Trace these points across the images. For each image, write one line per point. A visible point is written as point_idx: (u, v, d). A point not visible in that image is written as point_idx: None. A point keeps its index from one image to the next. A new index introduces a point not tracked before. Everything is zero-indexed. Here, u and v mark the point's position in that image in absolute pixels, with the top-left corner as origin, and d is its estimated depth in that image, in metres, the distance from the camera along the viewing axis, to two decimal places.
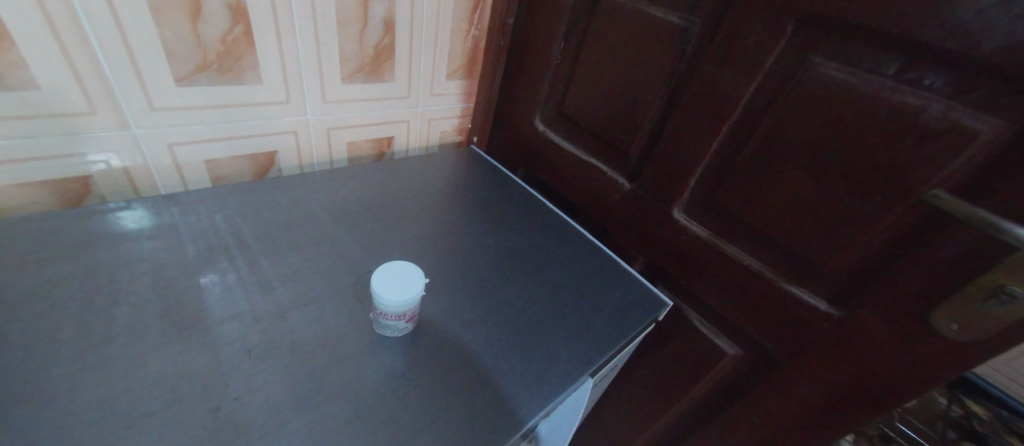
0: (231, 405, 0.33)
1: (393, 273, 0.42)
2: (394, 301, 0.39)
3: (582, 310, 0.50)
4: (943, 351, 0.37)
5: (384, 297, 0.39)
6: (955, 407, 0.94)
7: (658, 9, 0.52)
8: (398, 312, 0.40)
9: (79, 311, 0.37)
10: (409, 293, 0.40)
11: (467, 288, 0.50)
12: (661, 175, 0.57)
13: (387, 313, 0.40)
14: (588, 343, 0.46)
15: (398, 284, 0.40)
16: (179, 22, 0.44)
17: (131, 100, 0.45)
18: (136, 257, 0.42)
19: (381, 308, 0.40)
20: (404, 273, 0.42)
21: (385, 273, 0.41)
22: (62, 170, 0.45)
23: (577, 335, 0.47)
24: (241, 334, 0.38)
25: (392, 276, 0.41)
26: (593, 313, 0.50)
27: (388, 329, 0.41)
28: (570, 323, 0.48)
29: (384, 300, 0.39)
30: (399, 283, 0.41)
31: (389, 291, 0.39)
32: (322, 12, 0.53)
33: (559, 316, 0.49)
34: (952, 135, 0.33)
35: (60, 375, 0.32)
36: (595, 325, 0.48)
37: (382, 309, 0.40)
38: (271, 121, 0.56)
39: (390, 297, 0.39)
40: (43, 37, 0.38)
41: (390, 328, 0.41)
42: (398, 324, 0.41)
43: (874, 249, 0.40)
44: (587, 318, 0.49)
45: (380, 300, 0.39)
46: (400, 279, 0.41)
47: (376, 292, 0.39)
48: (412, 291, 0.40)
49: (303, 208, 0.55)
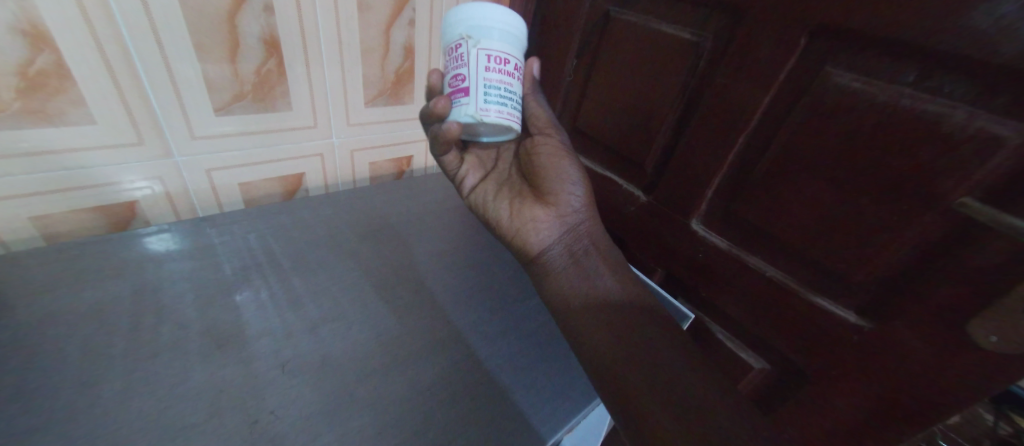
0: (267, 418, 0.35)
1: (494, 15, 0.41)
2: (452, 19, 0.42)
3: (536, 158, 0.55)
4: (982, 363, 0.35)
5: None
6: (1004, 426, 0.90)
7: (669, 25, 0.53)
8: (446, 33, 0.43)
9: (128, 328, 0.39)
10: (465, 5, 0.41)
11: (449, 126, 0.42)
12: (678, 187, 0.57)
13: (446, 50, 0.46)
14: (512, 206, 0.55)
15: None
16: (219, 56, 0.47)
17: (176, 131, 0.48)
18: (178, 277, 0.45)
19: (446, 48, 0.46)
20: (486, 27, 0.41)
21: (496, 17, 0.41)
22: (110, 197, 0.48)
23: (506, 192, 0.57)
24: (275, 350, 0.40)
25: (500, 18, 0.41)
26: (547, 164, 0.54)
27: (440, 107, 0.43)
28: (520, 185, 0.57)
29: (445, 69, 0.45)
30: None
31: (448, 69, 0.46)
32: (347, 41, 0.56)
33: (502, 177, 0.59)
34: (978, 141, 0.33)
35: (111, 388, 0.34)
36: (537, 177, 0.55)
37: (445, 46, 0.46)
38: (300, 144, 0.59)
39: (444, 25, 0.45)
40: (100, 76, 0.42)
41: (433, 110, 0.43)
42: (445, 58, 0.44)
43: (903, 259, 0.39)
44: (512, 175, 0.59)
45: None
46: (502, 28, 0.41)
47: (463, 20, 0.41)
48: (497, 14, 0.41)
49: (330, 227, 0.57)
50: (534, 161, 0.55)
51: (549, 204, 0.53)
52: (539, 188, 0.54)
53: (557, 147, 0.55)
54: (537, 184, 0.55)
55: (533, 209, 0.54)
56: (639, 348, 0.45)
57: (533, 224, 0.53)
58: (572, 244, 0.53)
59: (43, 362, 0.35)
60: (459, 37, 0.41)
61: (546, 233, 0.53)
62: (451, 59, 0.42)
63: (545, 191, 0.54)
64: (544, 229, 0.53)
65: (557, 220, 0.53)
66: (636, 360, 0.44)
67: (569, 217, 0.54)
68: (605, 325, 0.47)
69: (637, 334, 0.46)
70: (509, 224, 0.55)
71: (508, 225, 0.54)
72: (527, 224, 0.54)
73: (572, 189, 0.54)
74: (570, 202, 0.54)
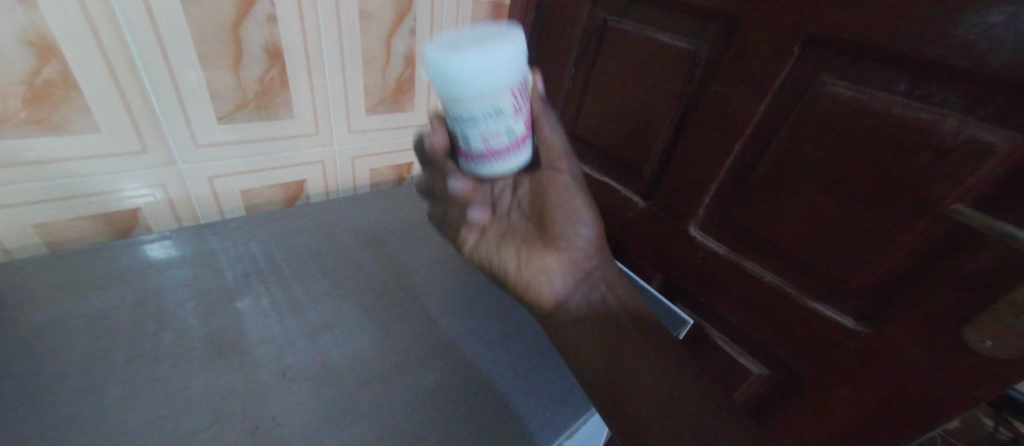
0: (268, 424, 0.35)
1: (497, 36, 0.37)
2: (507, 60, 0.31)
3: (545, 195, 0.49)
4: (979, 369, 0.35)
5: (477, 129, 0.34)
6: (1003, 429, 0.95)
7: (665, 34, 0.54)
8: (517, 66, 0.33)
9: (130, 334, 0.39)
10: (507, 36, 0.32)
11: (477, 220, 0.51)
12: (675, 194, 0.58)
13: (456, 87, 0.31)
14: (518, 255, 0.50)
15: (478, 36, 0.33)
16: (223, 66, 0.48)
17: (180, 138, 0.48)
18: (180, 284, 0.45)
19: (467, 83, 0.31)
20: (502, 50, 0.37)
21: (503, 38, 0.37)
22: (113, 204, 0.49)
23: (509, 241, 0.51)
24: (276, 356, 0.40)
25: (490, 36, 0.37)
26: (558, 202, 0.48)
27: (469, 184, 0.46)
28: (526, 228, 0.51)
29: (485, 111, 0.32)
30: (468, 42, 0.32)
31: (472, 112, 0.32)
32: (349, 51, 0.57)
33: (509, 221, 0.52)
34: (969, 148, 0.33)
35: (114, 396, 0.34)
36: (545, 218, 0.49)
37: (466, 79, 0.30)
38: (301, 151, 0.60)
39: (475, 57, 0.30)
40: (105, 86, 0.42)
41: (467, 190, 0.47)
42: (516, 95, 0.34)
43: (899, 264, 0.39)
44: (518, 215, 0.52)
45: (443, 68, 0.30)
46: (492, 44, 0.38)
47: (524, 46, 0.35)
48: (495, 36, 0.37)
49: (331, 234, 0.57)
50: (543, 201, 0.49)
51: (559, 249, 0.48)
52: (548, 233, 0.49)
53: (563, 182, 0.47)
54: (544, 227, 0.49)
55: (542, 256, 0.49)
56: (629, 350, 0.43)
57: (544, 274, 0.48)
58: (587, 291, 0.48)
59: (45, 369, 0.35)
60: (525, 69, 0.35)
61: (561, 282, 0.48)
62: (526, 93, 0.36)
63: (553, 235, 0.48)
64: (557, 278, 0.48)
65: (569, 266, 0.49)
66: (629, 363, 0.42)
67: (581, 262, 0.49)
68: (590, 334, 0.45)
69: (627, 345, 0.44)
70: (518, 276, 0.50)
71: (518, 276, 0.49)
72: (537, 273, 0.49)
73: (584, 230, 0.48)
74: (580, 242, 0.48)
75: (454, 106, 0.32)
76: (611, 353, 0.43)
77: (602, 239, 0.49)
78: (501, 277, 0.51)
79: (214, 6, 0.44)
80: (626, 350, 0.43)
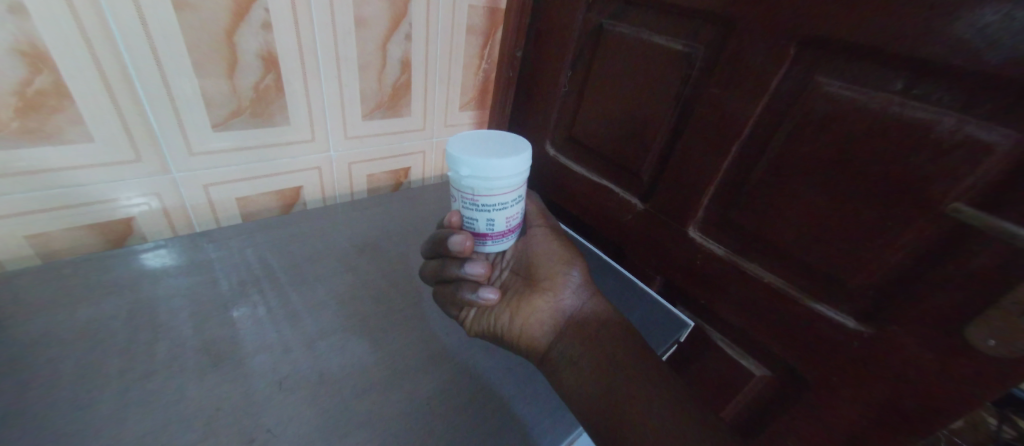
0: (264, 436, 0.34)
1: (493, 135, 0.44)
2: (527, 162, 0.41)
3: (527, 246, 0.53)
4: (982, 369, 0.35)
5: (497, 211, 0.42)
6: (1006, 429, 0.96)
7: (661, 37, 0.54)
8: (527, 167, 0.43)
9: (124, 345, 0.39)
10: (524, 141, 0.43)
11: (491, 301, 0.45)
12: (673, 196, 0.57)
13: (495, 181, 0.39)
14: (510, 306, 0.49)
15: (502, 140, 0.43)
16: (218, 74, 0.48)
17: (174, 146, 0.48)
18: (174, 293, 0.45)
19: (503, 180, 0.39)
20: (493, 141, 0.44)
21: (491, 134, 0.45)
22: (107, 213, 0.48)
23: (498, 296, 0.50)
24: (272, 366, 0.39)
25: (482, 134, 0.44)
26: (541, 249, 0.52)
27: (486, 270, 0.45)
28: (514, 283, 0.51)
29: (509, 202, 0.42)
30: (497, 147, 0.41)
31: (501, 202, 0.41)
32: (344, 56, 0.56)
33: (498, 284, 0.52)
34: (968, 147, 0.33)
35: (107, 409, 0.34)
36: (532, 267, 0.51)
37: (502, 177, 0.39)
38: (297, 158, 0.59)
39: (512, 159, 0.38)
40: (98, 95, 0.42)
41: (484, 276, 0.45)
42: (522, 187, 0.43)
43: (899, 264, 0.39)
44: (506, 275, 0.53)
45: (487, 165, 0.38)
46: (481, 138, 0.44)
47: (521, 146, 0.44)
48: (490, 135, 0.44)
49: (328, 241, 0.57)
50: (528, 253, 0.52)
51: (547, 290, 0.49)
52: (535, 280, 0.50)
53: (543, 232, 0.53)
54: (531, 277, 0.51)
55: (531, 302, 0.49)
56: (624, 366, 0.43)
57: (535, 317, 0.48)
58: (579, 326, 0.47)
59: (36, 382, 0.35)
60: None
61: (552, 323, 0.48)
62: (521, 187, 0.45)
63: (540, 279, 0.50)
64: (548, 320, 0.48)
65: (558, 305, 0.49)
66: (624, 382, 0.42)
67: (569, 300, 0.49)
68: (587, 350, 0.45)
69: (619, 369, 0.43)
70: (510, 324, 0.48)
71: (511, 326, 0.47)
72: (530, 320, 0.48)
73: (569, 270, 0.50)
74: (567, 282, 0.49)
75: (487, 198, 0.41)
76: (604, 371, 0.43)
77: (588, 277, 0.50)
78: (498, 335, 0.47)
79: (208, 13, 0.44)
80: (620, 366, 0.43)
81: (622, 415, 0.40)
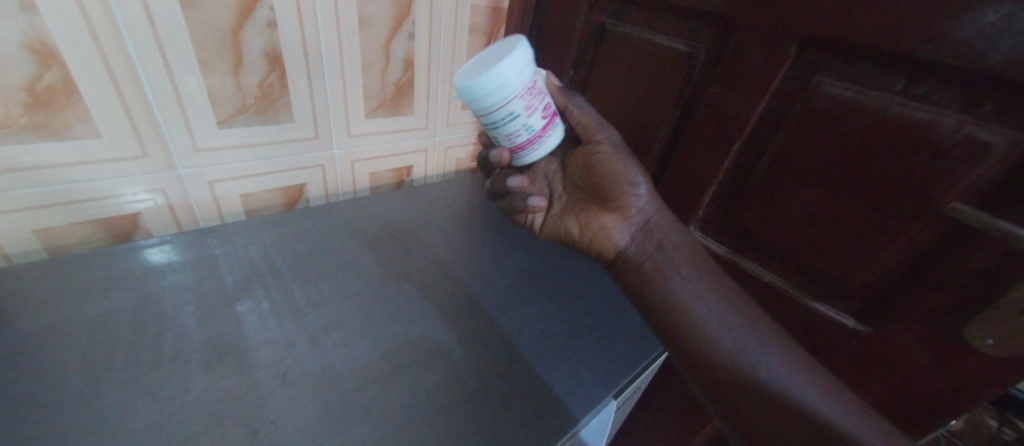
0: (267, 428, 0.35)
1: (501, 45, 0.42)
2: (515, 76, 0.39)
3: (595, 158, 0.50)
4: (980, 368, 0.35)
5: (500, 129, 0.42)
6: (1006, 430, 0.96)
7: (662, 36, 0.54)
8: (521, 76, 0.39)
9: (130, 339, 0.39)
10: (519, 51, 0.39)
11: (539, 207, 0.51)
12: (675, 195, 0.58)
13: (474, 100, 0.39)
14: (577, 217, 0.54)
15: (507, 48, 0.41)
16: (224, 72, 0.48)
17: (179, 143, 0.49)
18: (179, 288, 0.45)
19: (484, 99, 0.39)
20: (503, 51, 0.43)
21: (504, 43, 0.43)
22: (112, 209, 0.49)
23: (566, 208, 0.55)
24: (276, 359, 0.40)
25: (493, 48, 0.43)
26: (609, 164, 0.50)
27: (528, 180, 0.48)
28: (577, 195, 0.54)
29: (504, 119, 0.41)
30: (488, 61, 0.40)
31: (496, 120, 0.41)
32: (348, 55, 0.57)
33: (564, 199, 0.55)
34: (967, 147, 0.34)
35: (113, 400, 0.34)
36: (598, 181, 0.51)
37: (482, 97, 0.39)
38: (302, 155, 0.60)
39: (484, 76, 0.38)
40: (106, 91, 0.43)
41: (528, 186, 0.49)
42: (523, 99, 0.40)
43: (899, 264, 0.39)
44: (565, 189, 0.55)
45: (463, 86, 0.39)
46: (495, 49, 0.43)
47: (524, 51, 0.40)
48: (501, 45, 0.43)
49: (331, 237, 0.57)
50: (590, 168, 0.51)
51: (615, 210, 0.51)
52: (603, 197, 0.51)
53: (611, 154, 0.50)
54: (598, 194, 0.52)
55: (600, 217, 0.52)
56: (687, 294, 0.45)
57: (605, 232, 0.51)
58: (646, 238, 0.49)
59: (44, 374, 0.35)
60: (531, 73, 0.40)
61: (623, 233, 0.51)
62: (534, 92, 0.41)
63: (609, 198, 0.50)
64: (618, 232, 0.51)
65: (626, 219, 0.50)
66: (687, 309, 0.44)
67: (638, 214, 0.50)
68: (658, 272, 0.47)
69: (690, 304, 0.44)
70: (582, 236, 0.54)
71: (582, 239, 0.53)
72: (598, 237, 0.52)
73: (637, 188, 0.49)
74: (636, 200, 0.49)
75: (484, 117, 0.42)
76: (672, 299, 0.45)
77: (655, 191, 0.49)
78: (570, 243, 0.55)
79: (215, 11, 0.45)
80: (682, 296, 0.44)
81: (700, 343, 0.42)
